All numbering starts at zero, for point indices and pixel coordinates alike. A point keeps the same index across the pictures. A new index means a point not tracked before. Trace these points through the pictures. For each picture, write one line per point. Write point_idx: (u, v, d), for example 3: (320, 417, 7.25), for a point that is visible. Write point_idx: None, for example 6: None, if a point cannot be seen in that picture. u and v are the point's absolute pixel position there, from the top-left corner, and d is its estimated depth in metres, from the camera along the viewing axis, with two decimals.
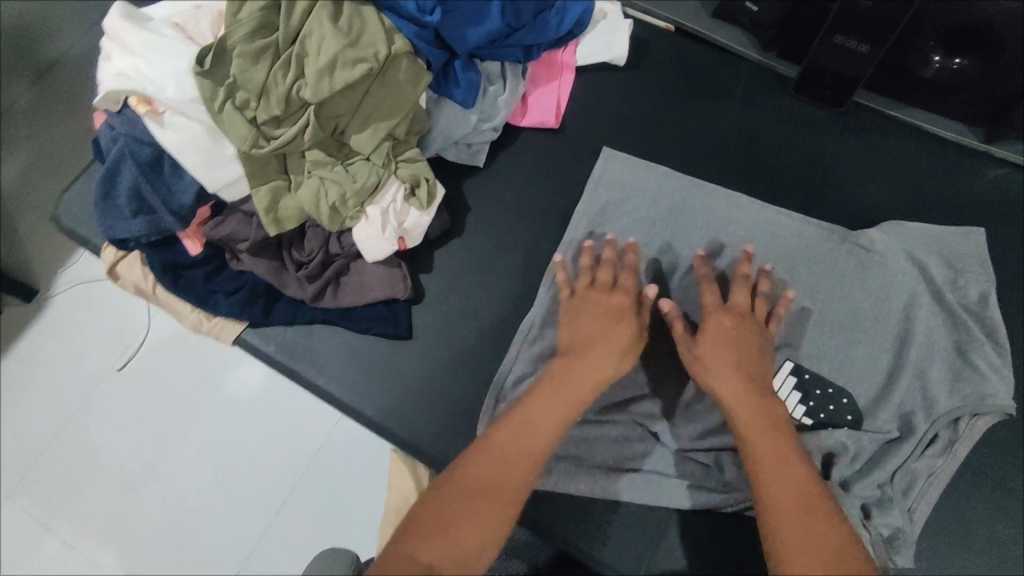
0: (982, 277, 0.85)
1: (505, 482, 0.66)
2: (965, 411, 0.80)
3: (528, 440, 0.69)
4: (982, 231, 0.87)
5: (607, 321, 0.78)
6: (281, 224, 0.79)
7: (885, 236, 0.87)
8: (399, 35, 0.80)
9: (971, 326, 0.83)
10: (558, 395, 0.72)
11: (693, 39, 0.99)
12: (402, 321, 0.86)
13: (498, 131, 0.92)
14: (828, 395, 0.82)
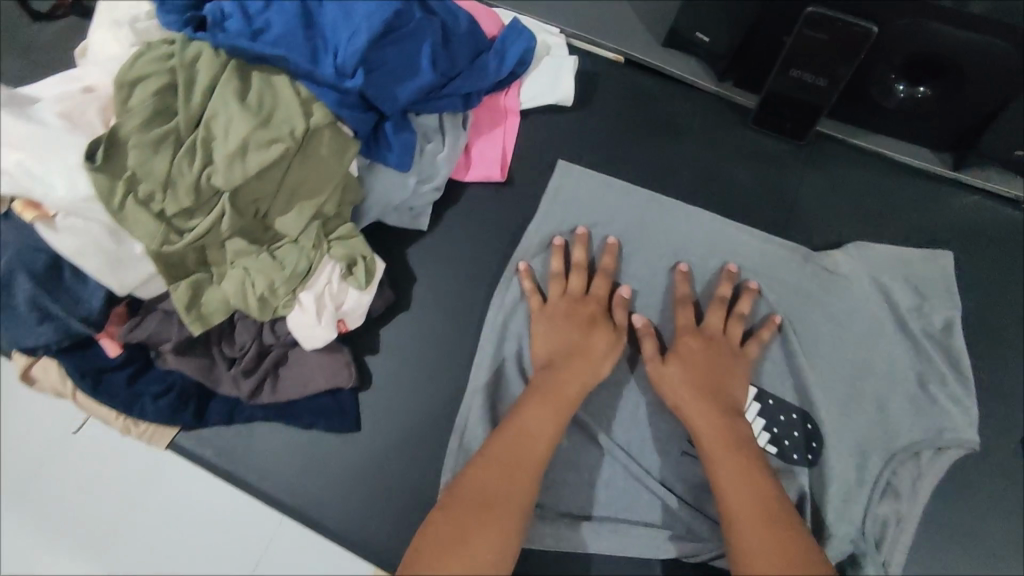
0: (947, 302, 0.82)
1: (510, 494, 0.64)
2: (925, 445, 0.77)
3: (528, 448, 0.68)
4: (949, 256, 0.84)
5: (582, 335, 0.78)
6: (207, 320, 0.73)
7: (849, 258, 0.84)
8: (317, 104, 0.72)
9: (936, 359, 0.80)
10: (551, 412, 0.72)
11: (645, 70, 0.94)
12: (349, 413, 0.79)
13: (440, 190, 0.85)
14: (793, 421, 0.79)
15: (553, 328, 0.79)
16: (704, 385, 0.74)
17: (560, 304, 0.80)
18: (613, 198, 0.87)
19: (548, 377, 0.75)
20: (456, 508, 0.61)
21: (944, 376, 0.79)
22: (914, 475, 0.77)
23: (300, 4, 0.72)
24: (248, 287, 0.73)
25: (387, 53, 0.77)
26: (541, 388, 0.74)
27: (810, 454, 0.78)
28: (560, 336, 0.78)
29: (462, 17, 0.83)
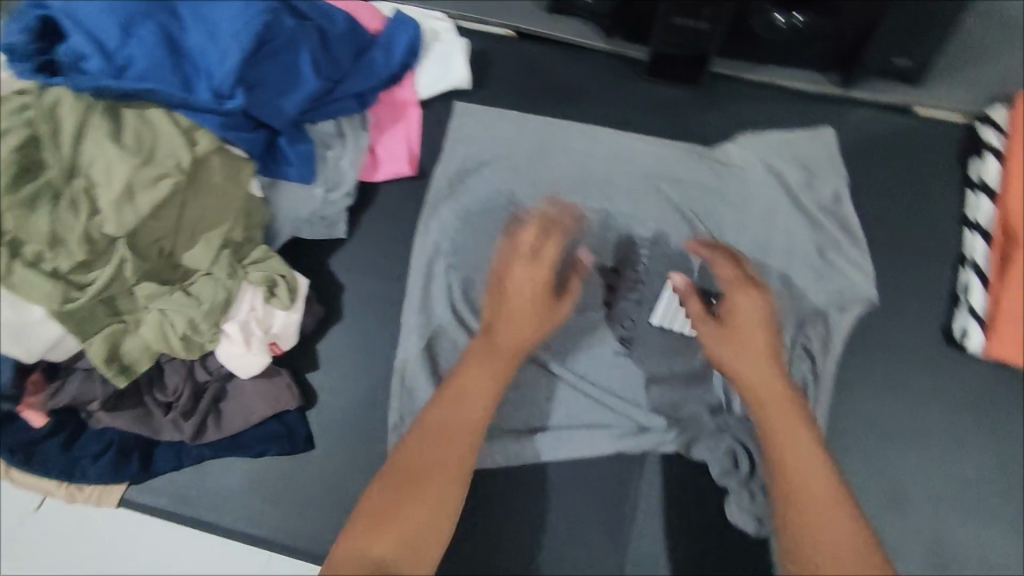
0: (832, 175, 0.86)
1: (441, 467, 0.66)
2: (830, 306, 0.82)
3: (468, 411, 0.70)
4: (830, 130, 0.88)
5: (540, 321, 0.78)
6: (131, 370, 0.72)
7: (740, 148, 0.88)
8: (201, 132, 0.70)
9: (828, 226, 0.85)
10: (484, 382, 0.73)
11: (535, 40, 0.94)
12: (300, 433, 0.78)
13: (352, 196, 0.84)
14: (714, 305, 0.82)
15: (513, 306, 0.79)
16: (745, 334, 0.71)
17: (517, 272, 0.80)
18: (527, 173, 0.88)
19: (491, 345, 0.76)
20: (391, 481, 0.64)
21: (838, 242, 0.84)
22: (823, 333, 0.81)
23: (161, 33, 0.68)
24: (168, 329, 0.72)
25: (265, 68, 0.74)
26: (480, 358, 0.75)
27: None
28: (510, 306, 0.79)
29: (340, 17, 0.81)
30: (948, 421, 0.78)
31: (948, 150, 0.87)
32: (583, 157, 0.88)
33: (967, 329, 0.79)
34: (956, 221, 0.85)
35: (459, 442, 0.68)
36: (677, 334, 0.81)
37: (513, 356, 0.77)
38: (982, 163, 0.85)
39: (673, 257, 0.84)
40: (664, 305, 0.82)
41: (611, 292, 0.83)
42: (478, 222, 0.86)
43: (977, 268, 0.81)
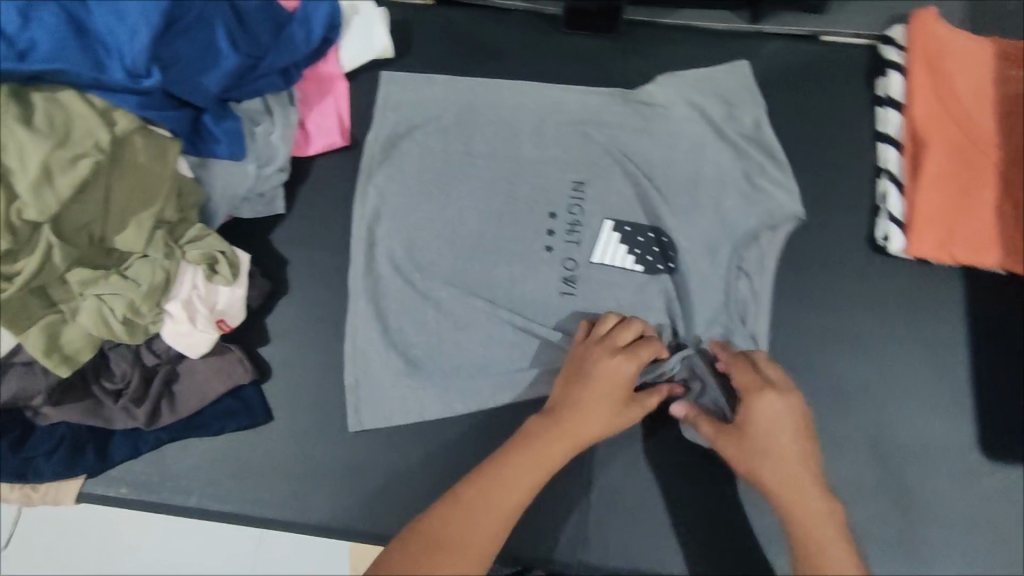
0: (752, 105, 0.88)
1: (476, 535, 0.62)
2: (763, 226, 0.84)
3: (506, 494, 0.65)
4: (746, 63, 0.90)
5: (613, 412, 0.70)
6: (74, 360, 0.71)
7: (662, 89, 0.89)
8: (117, 113, 0.70)
9: (752, 152, 0.86)
10: (536, 468, 0.67)
11: (454, 6, 0.96)
12: (257, 406, 0.78)
13: (287, 171, 0.85)
14: (650, 239, 0.84)
15: (592, 395, 0.70)
16: (774, 442, 0.68)
17: (603, 361, 0.71)
18: (459, 134, 0.88)
19: (561, 419, 0.69)
20: (419, 546, 0.62)
21: (763, 164, 0.86)
22: (760, 253, 0.83)
23: (65, 16, 0.70)
24: (108, 314, 0.71)
25: (178, 46, 0.76)
26: (543, 438, 0.68)
27: (670, 263, 0.84)
28: (586, 395, 0.70)
29: None
30: (884, 322, 0.82)
31: (856, 71, 0.91)
32: (513, 113, 0.89)
33: (888, 234, 0.83)
34: (871, 137, 0.89)
35: (498, 507, 0.64)
36: (617, 268, 0.84)
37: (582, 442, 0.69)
38: (886, 80, 0.88)
39: (608, 200, 0.86)
40: (602, 244, 0.84)
41: (551, 237, 0.84)
42: (413, 184, 0.86)
43: (892, 177, 0.85)
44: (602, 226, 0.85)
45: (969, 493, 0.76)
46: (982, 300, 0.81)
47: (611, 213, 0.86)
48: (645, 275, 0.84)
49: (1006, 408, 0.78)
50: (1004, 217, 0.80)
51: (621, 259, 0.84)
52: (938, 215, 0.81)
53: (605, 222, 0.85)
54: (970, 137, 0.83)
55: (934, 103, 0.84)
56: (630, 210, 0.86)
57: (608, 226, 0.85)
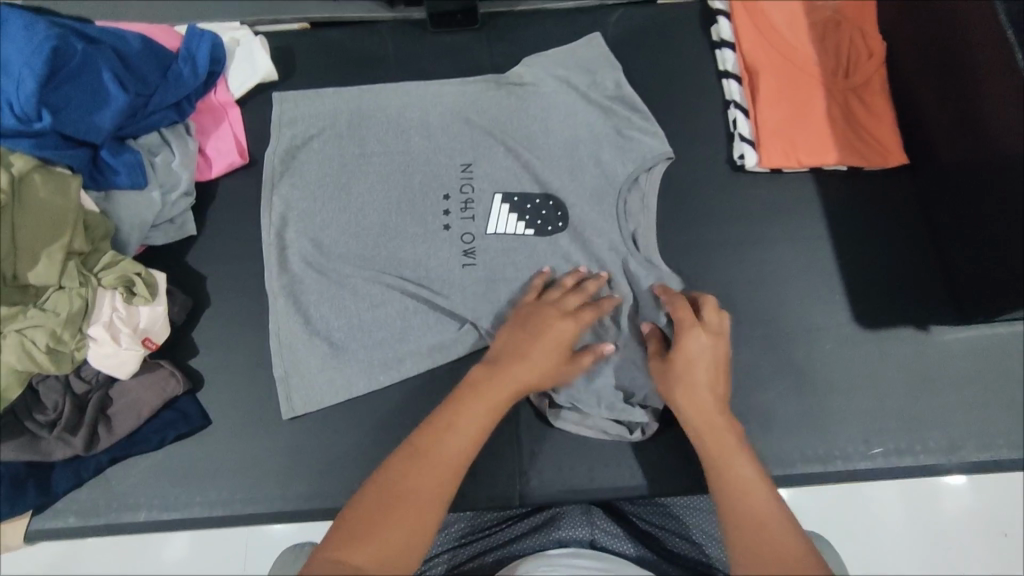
0: (612, 68, 0.95)
1: (435, 482, 0.63)
2: (640, 168, 0.89)
3: (455, 444, 0.66)
4: (599, 35, 0.98)
5: (551, 365, 0.74)
6: (3, 396, 0.74)
7: (529, 68, 0.95)
8: (14, 156, 0.75)
9: (619, 110, 0.92)
10: (481, 415, 0.68)
11: (328, 26, 1.04)
12: (194, 412, 0.82)
13: (193, 195, 0.90)
14: (539, 205, 0.88)
15: (540, 347, 0.74)
16: (692, 374, 0.72)
17: (550, 317, 0.77)
18: (351, 136, 0.91)
19: (503, 372, 0.72)
20: (367, 505, 0.61)
21: (629, 118, 0.92)
22: (641, 198, 0.90)
23: None
24: (31, 347, 0.74)
25: (67, 90, 0.80)
26: (489, 388, 0.70)
27: (560, 223, 0.88)
28: (531, 347, 0.74)
29: (134, 39, 0.88)
30: (754, 229, 0.91)
31: (694, 24, 1.03)
32: (400, 112, 0.92)
33: (743, 153, 0.92)
34: (715, 75, 0.99)
35: (442, 459, 0.64)
36: (511, 236, 0.88)
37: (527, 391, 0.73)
38: (718, 26, 0.99)
39: (496, 175, 0.90)
40: (495, 216, 0.88)
41: (447, 216, 0.88)
42: (313, 184, 0.88)
43: (737, 106, 0.95)
44: (492, 201, 0.89)
45: (854, 361, 0.85)
46: (830, 196, 0.92)
47: (500, 187, 0.89)
48: (537, 238, 0.87)
49: (868, 282, 0.88)
50: (833, 124, 0.92)
51: (513, 228, 0.88)
52: (780, 130, 0.92)
53: (495, 196, 0.89)
54: (793, 61, 0.95)
55: (759, 38, 0.97)
56: (516, 183, 0.90)
57: (497, 200, 0.89)
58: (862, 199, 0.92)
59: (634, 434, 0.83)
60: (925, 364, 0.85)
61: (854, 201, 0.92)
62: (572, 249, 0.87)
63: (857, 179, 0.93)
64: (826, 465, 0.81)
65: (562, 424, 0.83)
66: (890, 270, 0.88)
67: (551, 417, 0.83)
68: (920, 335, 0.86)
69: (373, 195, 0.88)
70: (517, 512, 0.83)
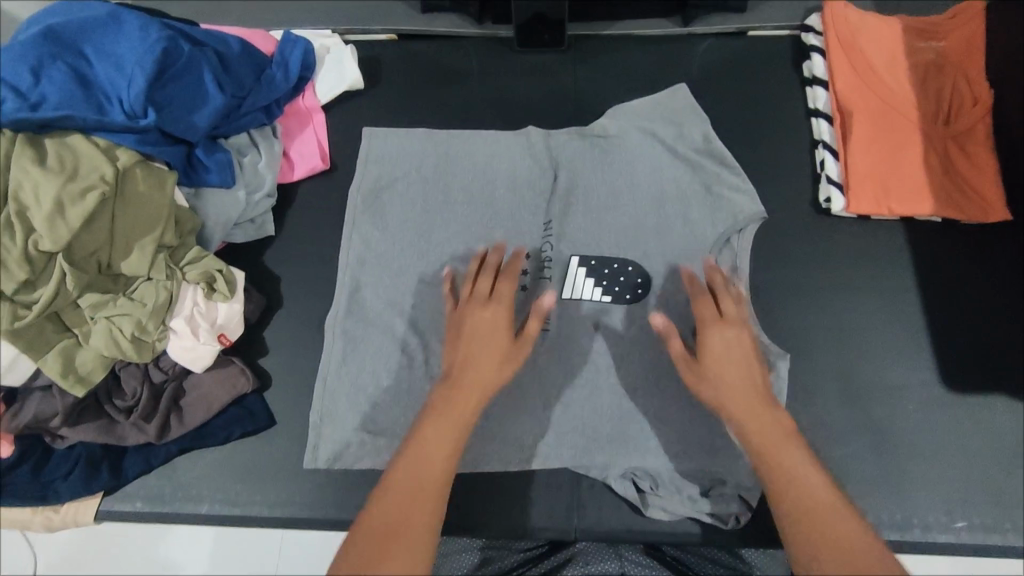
0: (698, 120, 0.94)
1: (415, 515, 0.60)
2: (729, 232, 0.88)
3: (425, 475, 0.63)
4: (685, 87, 0.97)
5: (493, 352, 0.73)
6: (88, 380, 0.76)
7: (613, 120, 0.95)
8: (120, 150, 0.78)
9: (707, 165, 0.92)
10: (453, 431, 0.66)
11: (415, 38, 1.05)
12: (260, 411, 0.83)
13: (274, 197, 0.93)
14: (616, 270, 0.88)
15: (477, 343, 0.74)
16: (730, 350, 0.71)
17: (474, 314, 0.77)
18: (435, 179, 0.94)
19: (456, 386, 0.70)
20: (359, 547, 0.57)
21: (718, 175, 0.91)
22: (733, 258, 0.88)
23: (71, 72, 0.78)
24: (117, 334, 0.77)
25: (172, 89, 0.83)
26: (448, 406, 0.68)
27: (639, 293, 0.87)
28: (473, 346, 0.73)
29: (234, 42, 0.92)
30: (838, 277, 0.88)
31: (785, 59, 1.00)
32: (485, 163, 0.94)
33: (830, 196, 0.89)
34: (805, 113, 0.97)
35: (417, 506, 0.60)
36: (588, 301, 0.88)
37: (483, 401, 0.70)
38: (810, 62, 0.97)
39: (576, 238, 0.91)
40: (571, 280, 0.88)
41: (525, 275, 0.88)
42: (390, 225, 0.91)
43: (826, 146, 0.92)
44: (569, 263, 0.89)
45: (939, 426, 0.80)
46: (921, 246, 0.88)
47: (577, 250, 0.90)
48: (614, 305, 0.87)
49: (957, 341, 0.84)
50: (930, 171, 0.88)
51: (591, 294, 0.88)
52: (872, 175, 0.88)
53: (571, 259, 0.89)
54: (891, 103, 0.92)
55: (854, 77, 0.93)
56: (596, 246, 0.90)
57: (574, 263, 0.89)
58: (958, 255, 0.87)
59: (728, 525, 0.79)
60: (1017, 436, 0.80)
61: (949, 256, 0.87)
62: (649, 322, 0.86)
63: (952, 232, 0.88)
64: (902, 533, 0.77)
65: (653, 512, 0.80)
66: (985, 333, 0.84)
67: (639, 504, 0.80)
68: (1014, 406, 0.81)
69: (432, 246, 0.90)
70: (545, 548, 0.82)
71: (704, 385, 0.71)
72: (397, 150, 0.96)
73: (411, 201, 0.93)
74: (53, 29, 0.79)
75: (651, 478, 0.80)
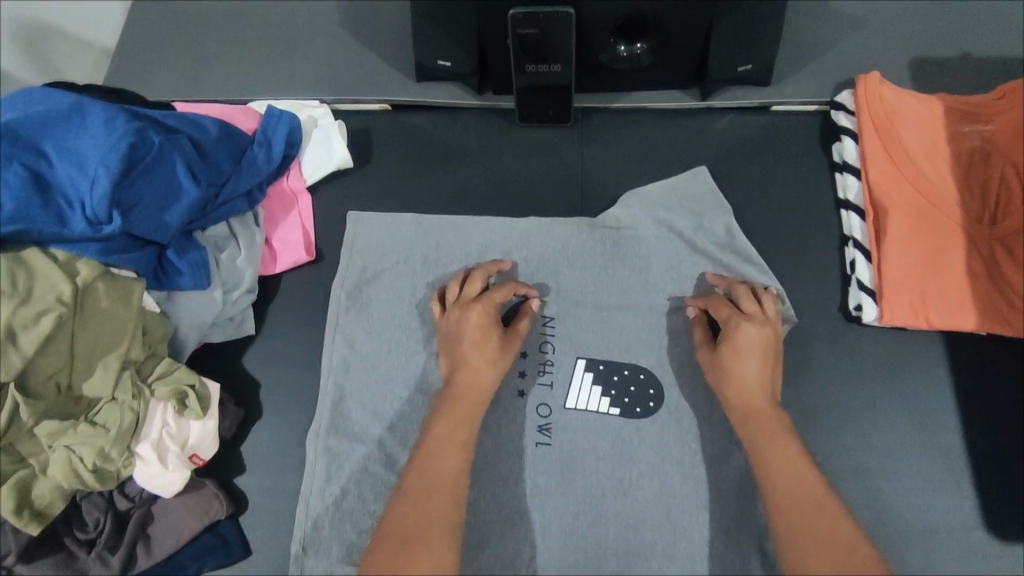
0: (720, 210, 0.88)
1: (432, 518, 0.70)
2: None
3: (438, 470, 0.73)
4: (706, 168, 0.90)
5: (486, 349, 0.80)
6: (45, 514, 0.70)
7: (627, 210, 0.89)
8: (79, 261, 0.73)
9: (729, 265, 0.86)
10: (459, 433, 0.75)
11: (410, 109, 0.98)
12: (235, 540, 0.77)
13: (255, 291, 0.86)
14: (627, 377, 0.82)
15: (466, 345, 0.80)
16: (743, 353, 0.78)
17: (462, 317, 0.81)
18: (428, 271, 0.88)
19: (457, 392, 0.78)
20: (390, 550, 0.68)
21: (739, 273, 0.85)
22: None
23: (27, 173, 0.71)
24: (78, 463, 0.71)
25: (140, 186, 0.76)
26: (447, 406, 0.77)
27: (650, 403, 0.81)
28: (461, 348, 0.80)
29: (211, 124, 0.84)
30: (870, 397, 0.80)
31: (811, 139, 0.92)
32: (481, 254, 0.89)
33: (860, 303, 0.81)
34: (833, 203, 0.88)
35: (432, 504, 0.71)
36: (594, 412, 0.81)
37: (481, 396, 0.78)
38: (841, 145, 0.89)
39: (581, 338, 0.84)
40: (577, 387, 0.82)
41: (522, 379, 0.83)
42: (378, 326, 0.86)
43: (857, 244, 0.84)
44: (574, 366, 0.83)
45: (981, 572, 0.73)
46: (961, 361, 0.80)
47: (584, 352, 0.83)
48: (622, 419, 0.81)
49: (1003, 475, 0.76)
50: (973, 277, 0.80)
51: (598, 404, 0.82)
52: (909, 280, 0.80)
53: (578, 361, 0.83)
54: (932, 199, 0.83)
55: (888, 164, 0.85)
56: (604, 348, 0.84)
57: (581, 366, 0.83)
58: (1001, 373, 0.79)
59: None
60: None
61: (992, 373, 0.79)
62: (662, 439, 0.80)
63: (995, 346, 0.80)
64: None
65: None
66: None
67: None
68: None
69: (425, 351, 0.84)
70: None
71: (715, 377, 0.79)
72: (390, 238, 0.90)
73: (405, 296, 0.87)
74: (8, 126, 0.72)
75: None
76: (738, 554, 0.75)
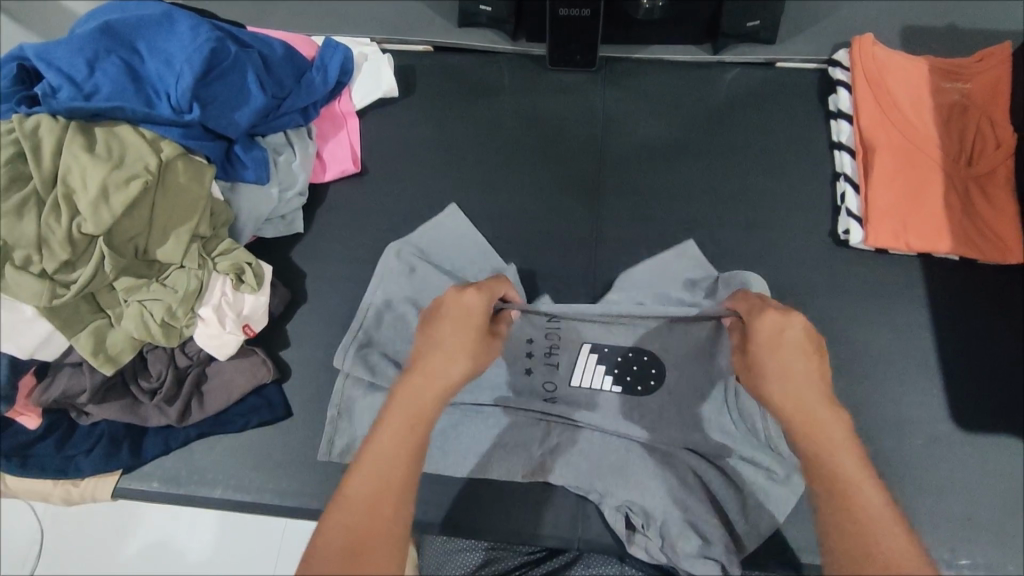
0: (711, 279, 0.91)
1: (378, 517, 0.57)
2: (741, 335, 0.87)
3: (388, 463, 0.60)
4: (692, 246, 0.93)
5: (464, 339, 0.71)
6: (117, 359, 0.79)
7: (620, 294, 0.91)
8: (164, 142, 0.81)
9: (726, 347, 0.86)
10: (416, 419, 0.64)
11: (450, 51, 1.09)
12: (278, 402, 0.86)
13: (306, 195, 0.96)
14: (630, 358, 0.88)
15: (447, 331, 0.71)
16: (773, 357, 0.66)
17: (448, 305, 0.74)
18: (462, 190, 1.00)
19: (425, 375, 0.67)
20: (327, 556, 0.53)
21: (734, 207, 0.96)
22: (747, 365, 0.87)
23: (123, 65, 0.82)
24: (149, 318, 0.80)
25: (216, 88, 0.85)
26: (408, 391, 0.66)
27: (652, 380, 0.87)
28: (440, 338, 0.71)
29: (278, 46, 0.95)
30: (848, 309, 0.90)
31: (810, 91, 1.02)
32: (509, 177, 1.01)
33: (848, 227, 0.91)
34: (828, 145, 0.99)
35: (382, 505, 0.58)
36: (596, 388, 0.88)
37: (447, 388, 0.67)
38: (837, 96, 0.99)
39: (585, 330, 0.90)
40: (581, 368, 0.89)
41: (530, 360, 0.90)
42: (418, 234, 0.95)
43: (848, 178, 0.94)
44: (580, 349, 0.89)
45: (938, 461, 0.84)
46: (931, 283, 0.91)
47: (589, 337, 0.90)
48: (625, 395, 0.87)
49: (960, 379, 0.87)
50: (948, 208, 0.89)
51: (602, 382, 0.88)
52: (893, 209, 0.90)
53: (583, 345, 0.89)
54: (917, 143, 0.92)
55: (879, 113, 0.94)
56: (608, 334, 0.89)
57: (585, 348, 0.89)
58: (970, 294, 0.90)
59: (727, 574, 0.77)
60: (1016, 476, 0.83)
61: (960, 293, 0.90)
62: (660, 415, 0.86)
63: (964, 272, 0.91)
64: None
65: (636, 549, 0.81)
66: (987, 371, 0.87)
67: (624, 539, 0.81)
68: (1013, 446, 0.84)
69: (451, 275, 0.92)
70: (543, 554, 0.87)
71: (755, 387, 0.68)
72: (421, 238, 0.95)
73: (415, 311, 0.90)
74: (109, 24, 0.83)
75: (644, 515, 0.81)
76: (727, 438, 0.84)
